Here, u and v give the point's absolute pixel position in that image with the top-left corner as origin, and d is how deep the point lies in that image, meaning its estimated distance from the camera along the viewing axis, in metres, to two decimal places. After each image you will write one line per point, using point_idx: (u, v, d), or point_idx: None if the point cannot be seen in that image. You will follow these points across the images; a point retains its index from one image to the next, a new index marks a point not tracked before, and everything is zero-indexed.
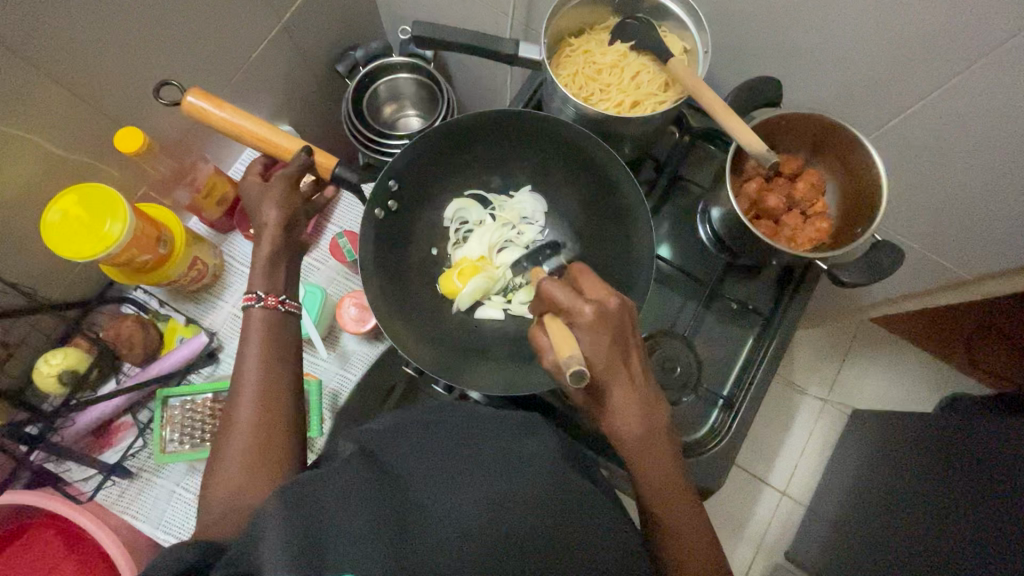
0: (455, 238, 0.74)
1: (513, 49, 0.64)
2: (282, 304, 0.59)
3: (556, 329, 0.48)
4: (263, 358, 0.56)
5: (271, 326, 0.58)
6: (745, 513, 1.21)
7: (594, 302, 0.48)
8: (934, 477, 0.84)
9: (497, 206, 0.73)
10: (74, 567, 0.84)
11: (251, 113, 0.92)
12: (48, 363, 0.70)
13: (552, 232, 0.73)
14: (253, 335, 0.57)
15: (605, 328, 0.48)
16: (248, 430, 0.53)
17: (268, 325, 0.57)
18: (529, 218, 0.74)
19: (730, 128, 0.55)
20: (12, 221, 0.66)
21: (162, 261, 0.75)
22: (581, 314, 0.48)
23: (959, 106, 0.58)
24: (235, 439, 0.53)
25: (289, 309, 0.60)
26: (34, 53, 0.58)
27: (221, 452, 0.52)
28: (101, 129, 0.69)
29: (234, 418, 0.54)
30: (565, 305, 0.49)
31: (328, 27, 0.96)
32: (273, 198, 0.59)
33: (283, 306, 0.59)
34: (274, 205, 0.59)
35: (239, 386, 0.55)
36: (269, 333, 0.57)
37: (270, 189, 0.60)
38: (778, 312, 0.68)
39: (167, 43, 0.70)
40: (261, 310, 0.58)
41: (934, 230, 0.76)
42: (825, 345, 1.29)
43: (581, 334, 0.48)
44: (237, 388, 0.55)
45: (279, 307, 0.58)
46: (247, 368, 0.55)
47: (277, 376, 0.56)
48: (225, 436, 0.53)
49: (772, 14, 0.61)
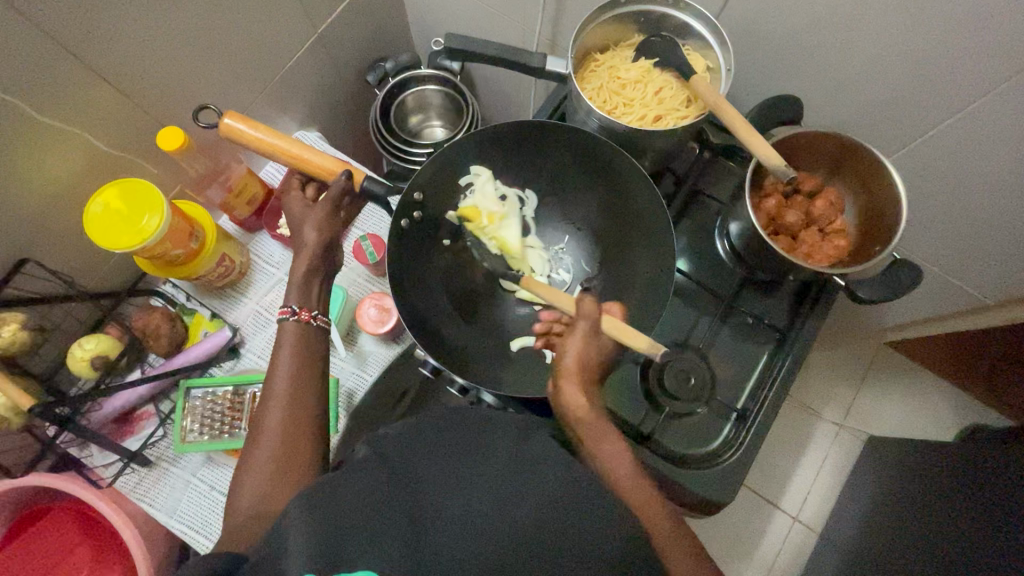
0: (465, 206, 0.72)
1: (541, 62, 0.66)
2: (314, 319, 0.61)
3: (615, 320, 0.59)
4: (293, 365, 0.58)
5: (305, 336, 0.60)
6: (756, 536, 1.19)
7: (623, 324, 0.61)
8: (956, 504, 0.82)
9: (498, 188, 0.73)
10: (89, 552, 0.86)
11: (284, 118, 0.95)
12: (82, 347, 0.73)
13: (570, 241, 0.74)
14: (285, 345, 0.59)
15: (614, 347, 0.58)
16: (275, 434, 0.54)
17: (300, 333, 0.60)
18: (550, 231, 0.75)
19: (750, 143, 0.56)
20: (56, 211, 0.69)
21: (193, 255, 0.77)
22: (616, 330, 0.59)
23: (982, 128, 0.58)
24: (263, 441, 0.54)
25: (321, 324, 0.62)
26: (90, 52, 0.62)
27: (248, 454, 0.54)
28: (144, 127, 0.73)
29: (262, 421, 0.55)
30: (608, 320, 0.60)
31: (361, 38, 0.99)
32: (315, 218, 0.63)
33: (315, 321, 0.61)
34: (315, 227, 0.63)
35: (269, 391, 0.57)
36: (300, 341, 0.59)
37: (314, 210, 0.63)
38: (794, 328, 0.68)
39: (211, 47, 0.74)
40: (295, 323, 0.60)
41: (956, 253, 0.75)
42: (841, 368, 1.27)
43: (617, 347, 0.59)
44: (267, 393, 0.57)
45: (311, 322, 0.60)
46: (278, 374, 0.57)
47: (306, 382, 0.57)
48: (253, 439, 0.55)
49: (795, 34, 0.62)
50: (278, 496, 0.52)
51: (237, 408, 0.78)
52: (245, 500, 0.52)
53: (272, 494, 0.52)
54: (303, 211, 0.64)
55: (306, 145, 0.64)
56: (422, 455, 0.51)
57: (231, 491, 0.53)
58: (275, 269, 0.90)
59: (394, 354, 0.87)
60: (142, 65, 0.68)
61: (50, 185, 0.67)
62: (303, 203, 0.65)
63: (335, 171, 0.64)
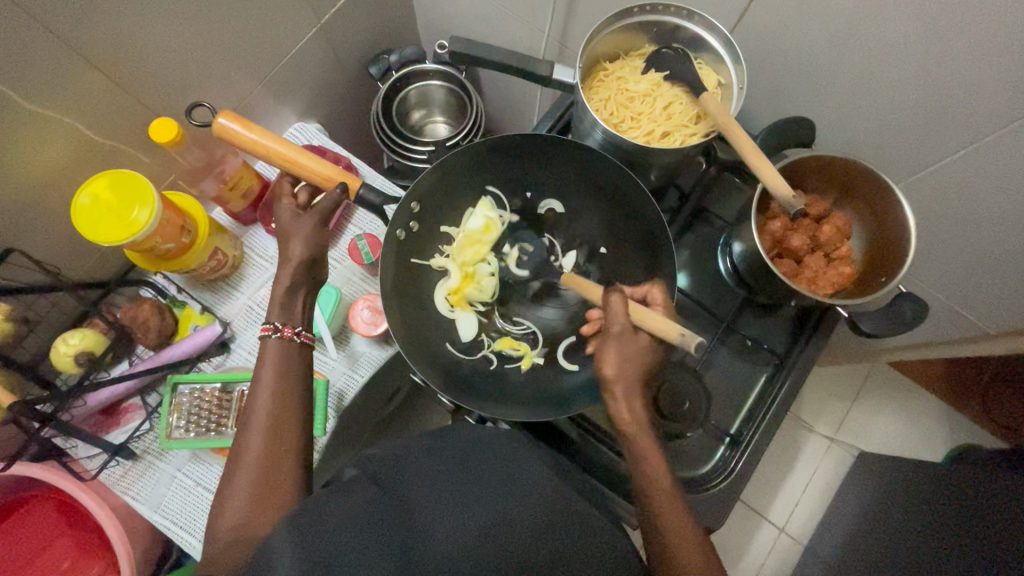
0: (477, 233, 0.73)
1: (548, 70, 0.64)
2: (297, 336, 0.61)
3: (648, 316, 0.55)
4: (276, 385, 0.58)
5: (288, 354, 0.60)
6: (742, 546, 1.19)
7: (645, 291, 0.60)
8: (940, 526, 0.82)
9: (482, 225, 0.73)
10: (69, 543, 0.86)
11: (283, 109, 0.93)
12: (66, 343, 0.71)
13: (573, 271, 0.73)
14: (268, 367, 0.59)
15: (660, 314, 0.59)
16: (257, 456, 0.54)
17: (283, 352, 0.60)
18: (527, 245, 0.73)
19: (758, 169, 0.54)
20: (44, 201, 0.68)
21: (184, 249, 0.75)
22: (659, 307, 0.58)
23: (993, 162, 0.57)
24: (244, 464, 0.54)
25: (305, 341, 0.61)
26: (84, 43, 0.60)
27: (230, 479, 0.54)
28: (137, 117, 0.71)
29: (245, 444, 0.55)
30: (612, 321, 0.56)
31: (365, 30, 0.97)
32: None
33: (298, 337, 0.61)
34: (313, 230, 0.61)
35: (249, 413, 0.57)
36: (284, 360, 0.60)
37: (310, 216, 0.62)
38: (793, 352, 0.67)
39: (208, 38, 0.71)
40: (277, 341, 0.60)
41: (962, 280, 0.74)
42: (836, 383, 1.26)
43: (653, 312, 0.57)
44: (249, 413, 0.57)
45: (294, 339, 0.60)
46: (259, 397, 0.57)
47: (288, 402, 0.57)
48: (236, 462, 0.55)
49: (810, 52, 0.60)
50: (263, 519, 0.52)
51: (225, 405, 0.77)
52: (230, 522, 0.52)
53: (258, 517, 0.52)
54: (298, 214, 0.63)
55: (303, 149, 0.64)
56: (409, 476, 0.52)
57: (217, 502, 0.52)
58: (269, 264, 0.88)
59: (386, 357, 0.85)
60: (136, 54, 0.66)
61: (40, 175, 0.65)
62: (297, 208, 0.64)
63: (330, 178, 0.63)
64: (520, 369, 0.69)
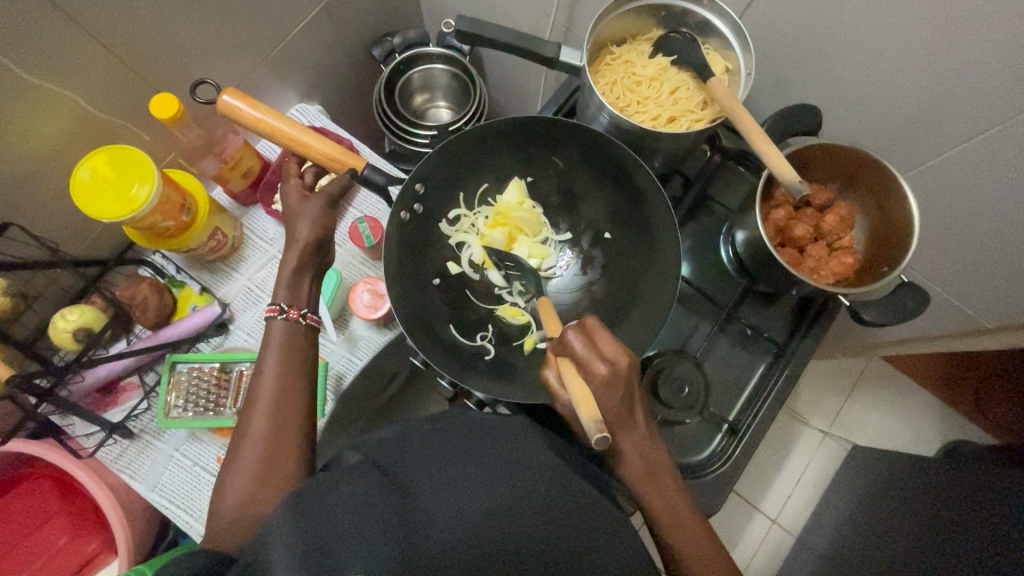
0: (526, 204, 0.71)
1: (555, 53, 0.64)
2: (304, 318, 0.60)
3: (574, 384, 0.50)
4: (280, 367, 0.58)
5: (292, 335, 0.60)
6: (735, 536, 1.20)
7: (610, 359, 0.50)
8: (932, 519, 0.83)
9: (529, 204, 0.72)
10: (67, 520, 0.86)
11: (284, 89, 0.92)
12: (64, 318, 0.71)
13: (575, 256, 0.73)
14: (273, 349, 0.59)
15: (617, 387, 0.50)
16: (261, 438, 0.54)
17: (287, 334, 0.60)
18: (557, 259, 0.73)
19: (765, 155, 0.54)
20: (44, 177, 0.67)
21: (184, 228, 0.75)
22: (596, 372, 0.50)
23: (997, 156, 0.57)
24: (248, 446, 0.54)
25: (311, 322, 0.61)
26: (87, 17, 0.59)
27: (234, 459, 0.54)
28: (138, 93, 0.71)
29: (247, 427, 0.55)
30: (582, 358, 0.51)
31: (369, 10, 0.96)
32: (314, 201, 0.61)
33: (304, 319, 0.61)
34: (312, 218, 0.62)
35: (254, 396, 0.57)
36: (288, 342, 0.59)
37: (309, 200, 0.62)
38: (793, 341, 0.67)
39: (210, 14, 0.70)
40: (282, 322, 0.60)
41: (961, 273, 0.74)
42: (833, 377, 1.27)
43: (599, 391, 0.50)
44: (253, 395, 0.57)
45: (300, 320, 0.60)
46: (264, 379, 0.57)
47: (292, 385, 0.57)
48: (240, 444, 0.55)
49: (820, 39, 0.60)
50: (264, 500, 0.52)
51: (224, 385, 0.77)
52: (232, 503, 0.52)
53: (257, 497, 0.52)
54: (299, 198, 0.63)
55: (306, 128, 0.63)
56: (408, 458, 0.52)
57: (224, 484, 0.53)
58: (269, 246, 0.88)
59: (385, 340, 0.85)
60: (137, 29, 0.65)
61: (39, 150, 0.65)
62: (300, 195, 0.64)
63: (334, 158, 0.63)
64: (523, 348, 0.69)
